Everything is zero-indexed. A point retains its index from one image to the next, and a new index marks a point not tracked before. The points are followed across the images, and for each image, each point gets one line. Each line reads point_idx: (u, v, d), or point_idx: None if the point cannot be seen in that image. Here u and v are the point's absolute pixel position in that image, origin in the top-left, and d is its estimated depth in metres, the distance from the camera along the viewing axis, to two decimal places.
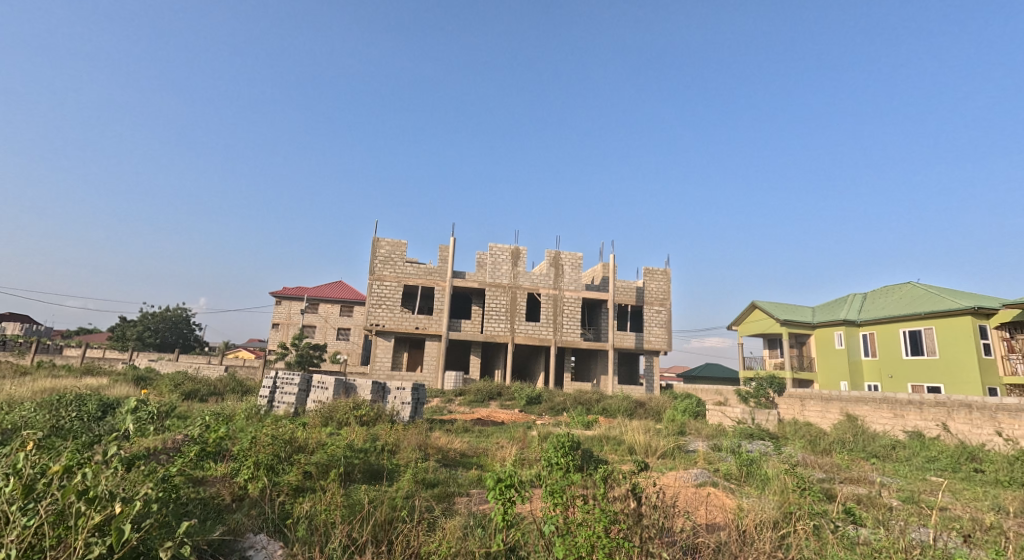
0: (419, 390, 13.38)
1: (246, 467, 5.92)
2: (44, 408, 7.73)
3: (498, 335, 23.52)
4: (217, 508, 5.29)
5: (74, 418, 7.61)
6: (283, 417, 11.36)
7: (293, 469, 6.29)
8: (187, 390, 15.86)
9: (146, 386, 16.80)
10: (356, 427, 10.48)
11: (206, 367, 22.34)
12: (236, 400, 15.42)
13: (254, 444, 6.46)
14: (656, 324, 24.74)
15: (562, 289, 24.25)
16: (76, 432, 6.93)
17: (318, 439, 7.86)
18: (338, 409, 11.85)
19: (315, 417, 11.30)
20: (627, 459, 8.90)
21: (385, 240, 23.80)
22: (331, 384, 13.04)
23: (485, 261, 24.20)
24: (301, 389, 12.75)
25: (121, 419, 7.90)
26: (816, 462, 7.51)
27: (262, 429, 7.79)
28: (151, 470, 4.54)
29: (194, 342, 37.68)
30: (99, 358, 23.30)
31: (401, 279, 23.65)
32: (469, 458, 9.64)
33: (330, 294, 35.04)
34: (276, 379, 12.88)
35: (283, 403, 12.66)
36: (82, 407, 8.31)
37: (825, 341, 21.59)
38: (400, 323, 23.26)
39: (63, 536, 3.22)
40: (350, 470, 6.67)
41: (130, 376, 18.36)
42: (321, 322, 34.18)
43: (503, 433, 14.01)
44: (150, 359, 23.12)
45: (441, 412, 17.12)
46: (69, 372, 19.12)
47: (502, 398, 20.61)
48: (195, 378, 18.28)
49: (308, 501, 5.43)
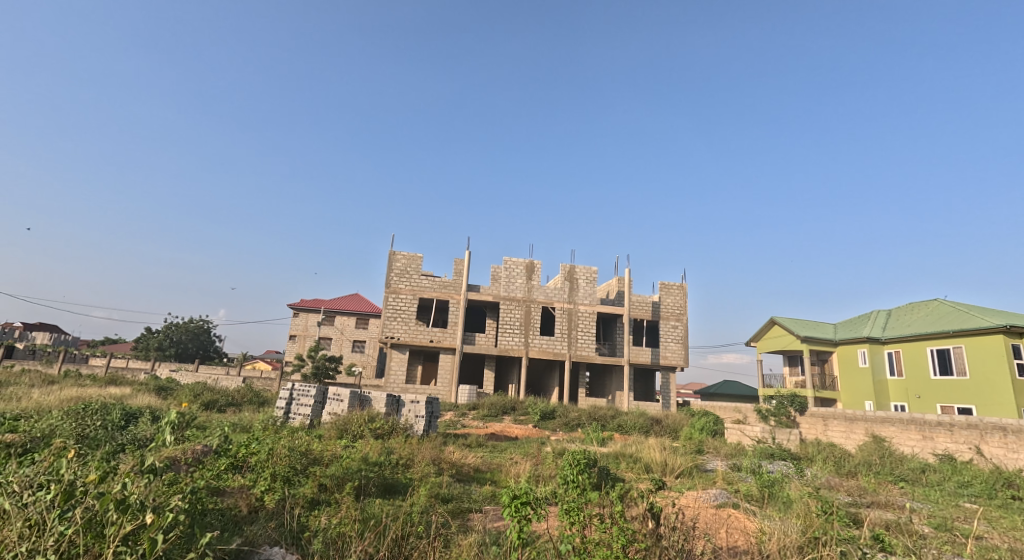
0: (433, 403, 13.35)
1: (264, 479, 5.95)
2: (71, 417, 7.89)
3: (512, 349, 23.45)
4: (234, 519, 5.30)
5: (99, 426, 7.72)
6: (299, 429, 11.44)
7: (309, 481, 6.31)
8: (206, 401, 16.05)
9: (166, 396, 17.04)
10: (369, 441, 10.40)
11: (224, 378, 22.57)
12: (253, 411, 15.54)
13: (271, 457, 6.54)
14: (672, 340, 24.45)
15: (577, 303, 24.15)
16: (101, 440, 7.05)
17: (333, 452, 7.86)
18: (353, 421, 11.88)
19: (331, 431, 11.31)
20: (644, 478, 8.77)
21: (401, 253, 24.00)
22: (347, 397, 13.12)
23: (500, 274, 24.26)
24: (317, 401, 12.78)
25: (144, 428, 8.05)
26: (842, 484, 7.31)
27: (277, 440, 7.82)
28: (174, 486, 4.59)
29: (214, 353, 38.20)
30: (122, 367, 23.73)
31: (417, 292, 23.78)
32: (483, 473, 9.59)
33: (346, 306, 35.33)
34: (292, 390, 12.97)
35: (299, 415, 12.75)
36: (106, 416, 8.46)
37: (848, 359, 21.15)
38: (415, 336, 23.34)
39: (93, 544, 3.25)
40: (365, 483, 6.66)
41: (153, 386, 18.61)
42: (337, 334, 34.45)
43: (516, 449, 13.88)
44: (172, 369, 23.44)
45: (455, 426, 17.08)
46: (94, 381, 19.47)
47: (516, 412, 20.50)
48: (213, 388, 18.44)
49: (324, 514, 5.43)
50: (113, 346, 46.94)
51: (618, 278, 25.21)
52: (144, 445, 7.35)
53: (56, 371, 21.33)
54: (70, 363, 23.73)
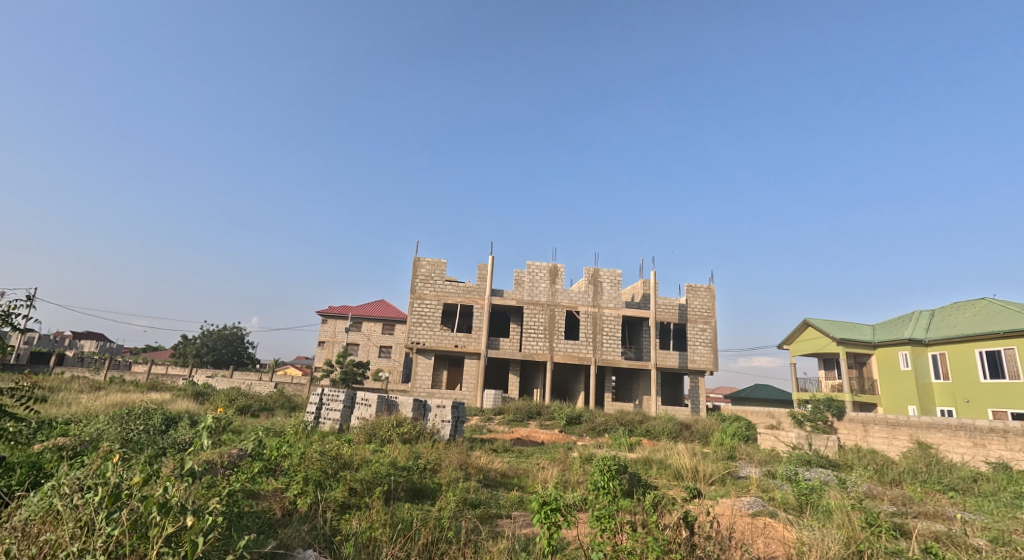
0: (459, 408, 13.34)
1: (296, 483, 6.01)
2: (118, 421, 8.16)
3: (536, 353, 23.34)
4: (269, 521, 5.36)
5: (143, 430, 7.96)
6: (329, 433, 11.60)
7: (340, 485, 6.37)
8: (241, 406, 16.39)
9: (203, 402, 17.49)
10: (397, 445, 10.44)
11: (258, 384, 23.07)
12: (286, 415, 15.79)
13: (303, 461, 6.64)
14: (701, 343, 24.02)
15: (601, 307, 23.93)
16: (144, 443, 7.26)
17: (363, 456, 7.91)
18: (381, 425, 11.97)
19: (361, 434, 11.40)
20: (676, 485, 8.60)
21: (425, 259, 24.18)
22: (374, 401, 13.23)
23: (523, 278, 24.25)
24: (345, 405, 12.96)
25: (184, 432, 8.26)
26: (885, 493, 7.02)
27: (308, 444, 7.90)
28: (212, 488, 4.69)
29: (248, 359, 39.09)
30: (161, 373, 24.47)
31: (441, 298, 23.92)
32: (510, 478, 9.53)
33: (372, 312, 35.76)
34: (322, 395, 13.15)
35: (328, 419, 12.92)
36: (149, 420, 8.73)
37: (889, 362, 20.47)
38: (440, 341, 23.44)
39: (139, 544, 3.35)
40: (394, 487, 6.69)
41: (191, 391, 19.16)
42: (364, 339, 34.87)
43: (543, 454, 13.78)
44: (208, 375, 24.03)
45: (481, 431, 17.05)
46: (138, 387, 20.19)
47: (542, 417, 20.39)
48: (248, 394, 18.86)
49: (355, 517, 5.47)
50: (155, 354, 48.40)
51: (643, 280, 24.90)
52: (183, 449, 7.53)
53: (101, 377, 22.15)
54: (114, 369, 24.62)
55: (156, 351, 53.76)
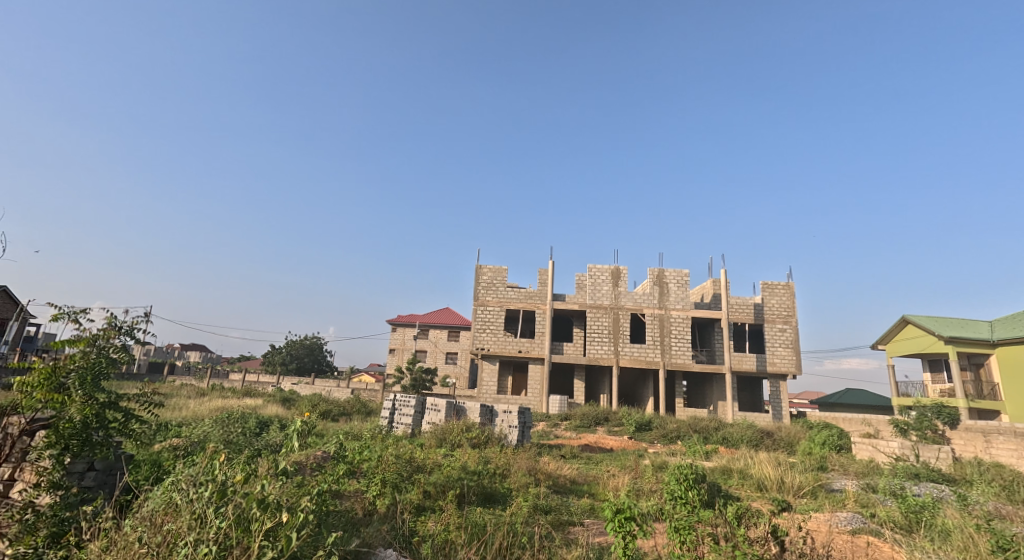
0: (525, 413, 13.18)
1: (376, 484, 6.11)
2: (221, 423, 8.72)
3: (601, 358, 22.85)
4: (352, 520, 5.44)
5: (241, 432, 8.46)
6: (402, 438, 11.84)
7: (414, 488, 6.48)
8: (322, 410, 17.16)
9: (289, 407, 18.46)
10: (466, 449, 10.44)
11: (336, 390, 24.08)
12: (362, 420, 16.37)
13: (381, 463, 6.78)
14: (781, 345, 22.63)
15: (668, 308, 23.10)
16: (242, 445, 7.66)
17: (436, 460, 7.94)
18: (451, 430, 12.05)
19: (433, 439, 11.52)
20: (760, 496, 8.03)
21: (487, 266, 24.36)
22: (443, 406, 13.36)
23: (584, 282, 23.90)
24: (416, 411, 13.16)
25: (275, 435, 8.72)
26: (1014, 514, 6.16)
27: (385, 447, 8.03)
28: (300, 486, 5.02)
29: (327, 367, 40.97)
30: (253, 380, 26.14)
31: (503, 304, 23.96)
32: (580, 485, 9.27)
33: (438, 320, 36.48)
34: (394, 400, 13.45)
35: (400, 424, 13.17)
36: (246, 423, 9.29)
37: (1018, 364, 18.40)
38: (504, 346, 23.46)
39: (242, 537, 3.70)
40: (466, 492, 6.63)
41: (279, 397, 20.32)
42: (431, 346, 35.61)
43: (613, 461, 13.36)
44: (294, 382, 25.32)
45: (548, 437, 16.84)
46: (234, 392, 21.74)
47: (609, 423, 19.89)
48: (328, 399, 19.75)
49: (431, 520, 5.44)
50: (248, 362, 51.93)
51: (713, 280, 23.79)
52: (276, 451, 7.91)
53: (202, 385, 24.00)
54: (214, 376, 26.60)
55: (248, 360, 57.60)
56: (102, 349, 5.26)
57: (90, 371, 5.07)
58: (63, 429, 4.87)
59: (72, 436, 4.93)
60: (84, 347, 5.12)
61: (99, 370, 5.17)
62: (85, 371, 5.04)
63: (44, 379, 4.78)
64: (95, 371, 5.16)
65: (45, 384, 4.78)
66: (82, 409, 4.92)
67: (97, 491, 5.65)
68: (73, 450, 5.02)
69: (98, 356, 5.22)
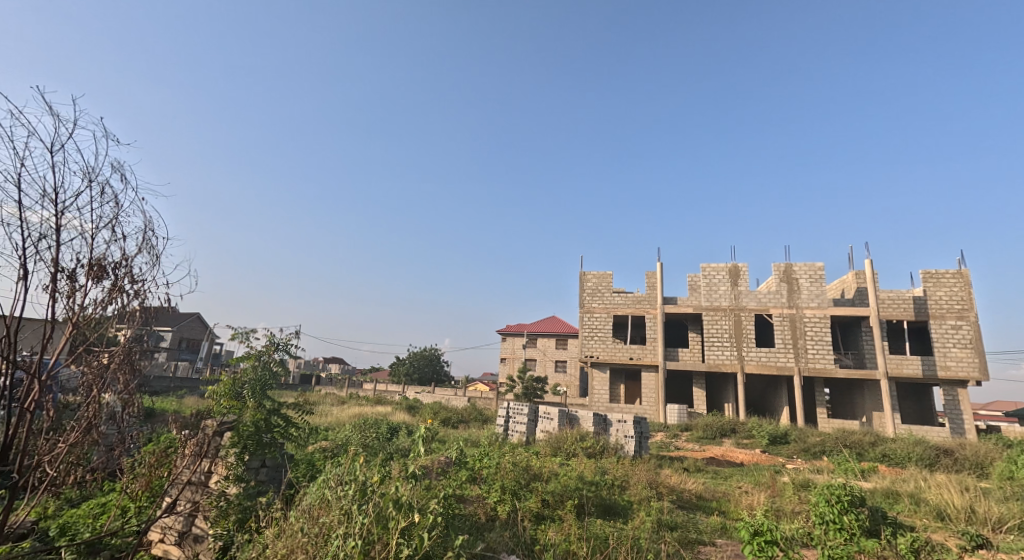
0: (641, 423, 12.22)
1: (495, 490, 5.93)
2: (358, 429, 9.34)
3: (723, 364, 21.12)
4: (476, 526, 5.30)
5: (375, 437, 8.92)
6: (517, 446, 11.67)
7: (533, 495, 6.10)
8: (443, 417, 17.68)
9: (414, 414, 19.28)
10: (582, 459, 9.93)
11: (455, 397, 24.80)
12: (482, 427, 16.58)
13: (500, 469, 6.52)
14: (953, 345, 19.30)
15: (801, 307, 20.76)
16: (375, 449, 7.93)
17: (552, 468, 7.51)
18: (565, 439, 11.61)
19: (547, 447, 11.20)
20: (942, 530, 6.60)
21: (591, 272, 23.76)
22: (556, 415, 12.96)
23: (698, 283, 22.36)
24: (530, 419, 12.90)
25: (404, 439, 8.96)
26: None
27: (503, 455, 7.74)
28: (431, 490, 5.33)
29: (446, 377, 42.58)
30: (381, 389, 27.79)
31: (610, 310, 23.11)
32: (708, 502, 8.33)
33: (547, 329, 36.30)
34: (509, 408, 13.36)
35: (516, 432, 12.99)
36: (383, 429, 9.87)
37: None
38: (614, 354, 22.56)
39: (381, 533, 4.22)
40: (585, 502, 6.17)
41: (406, 404, 21.39)
42: (541, 355, 35.46)
43: (745, 477, 11.99)
44: (418, 390, 26.53)
45: (667, 448, 15.71)
46: (369, 400, 23.35)
47: (737, 435, 18.20)
48: (448, 406, 20.39)
49: (552, 529, 5.14)
50: (378, 373, 55.75)
51: (856, 272, 20.97)
52: (405, 455, 8.02)
53: (340, 394, 26.05)
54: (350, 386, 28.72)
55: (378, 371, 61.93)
56: (266, 366, 7.28)
57: (258, 381, 6.98)
58: (243, 431, 6.48)
59: (247, 435, 6.51)
60: (254, 363, 7.24)
61: (264, 380, 7.05)
62: (255, 381, 6.96)
63: (229, 388, 6.80)
64: (262, 382, 7.06)
65: (229, 391, 6.78)
66: (254, 412, 6.66)
67: (270, 482, 7.02)
68: (250, 449, 6.56)
69: (264, 370, 7.21)
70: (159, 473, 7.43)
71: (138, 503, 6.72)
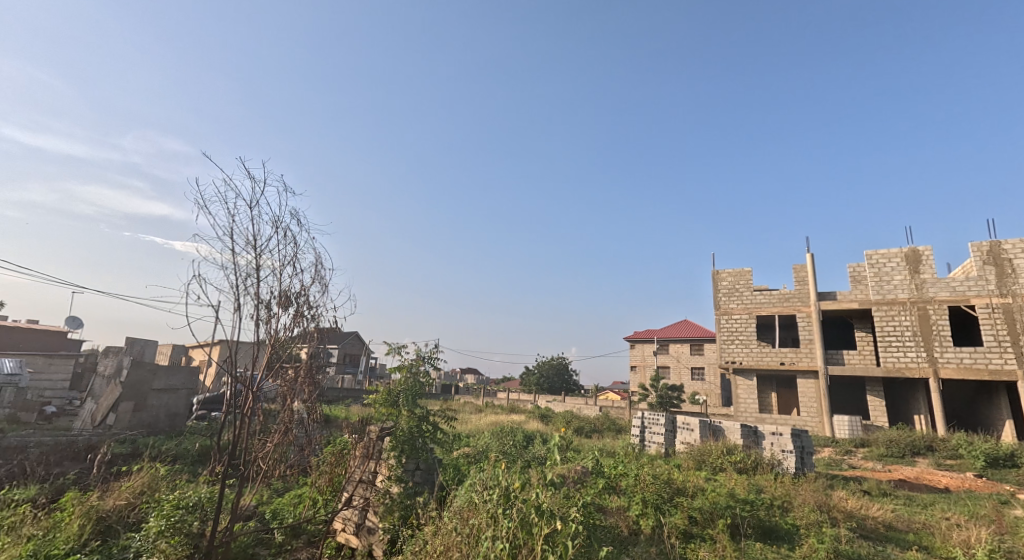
0: (803, 437, 10.19)
1: (636, 504, 6.28)
2: (501, 436, 9.63)
3: (907, 369, 17.57)
4: (622, 540, 5.73)
5: (515, 444, 9.04)
6: (657, 458, 10.51)
7: (678, 512, 6.33)
8: (575, 426, 16.84)
9: (547, 422, 18.69)
10: (733, 475, 8.66)
11: (586, 407, 23.78)
12: (617, 437, 15.43)
13: (639, 481, 6.68)
14: None
15: (1015, 295, 16.59)
16: (515, 456, 7.86)
17: (698, 485, 7.27)
18: (709, 451, 10.19)
19: (690, 460, 9.91)
20: None
21: (725, 271, 21.34)
22: (697, 425, 11.41)
23: (863, 273, 18.97)
24: (668, 429, 11.64)
25: (541, 448, 8.69)
26: None
27: (643, 467, 7.62)
28: (570, 498, 5.31)
29: (576, 386, 41.64)
30: (514, 397, 27.67)
31: (752, 310, 20.48)
32: (906, 535, 6.53)
33: (680, 333, 33.78)
34: (644, 418, 12.30)
35: (653, 443, 11.81)
36: (518, 437, 9.83)
37: None
38: (761, 359, 19.88)
39: (526, 538, 4.50)
40: (739, 523, 6.23)
41: (537, 413, 20.89)
42: (674, 362, 33.04)
43: (956, 507, 9.27)
44: (548, 399, 25.98)
45: (838, 467, 13.12)
46: (501, 409, 23.26)
47: (935, 454, 14.82)
48: (580, 416, 19.49)
49: (703, 550, 5.54)
50: (509, 382, 56.65)
51: None
52: (542, 463, 7.49)
53: (476, 402, 26.42)
54: (486, 393, 29.04)
55: (510, 380, 62.85)
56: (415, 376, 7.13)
57: (411, 390, 6.96)
58: (399, 434, 6.79)
59: (404, 439, 6.78)
60: (406, 373, 7.12)
61: (414, 389, 6.98)
62: (407, 391, 6.96)
63: (386, 397, 6.91)
64: (413, 391, 7.03)
65: (386, 401, 6.88)
66: (407, 418, 6.85)
67: (424, 486, 6.86)
68: (406, 452, 6.78)
69: (414, 379, 7.11)
70: (339, 471, 7.40)
71: (323, 495, 7.21)
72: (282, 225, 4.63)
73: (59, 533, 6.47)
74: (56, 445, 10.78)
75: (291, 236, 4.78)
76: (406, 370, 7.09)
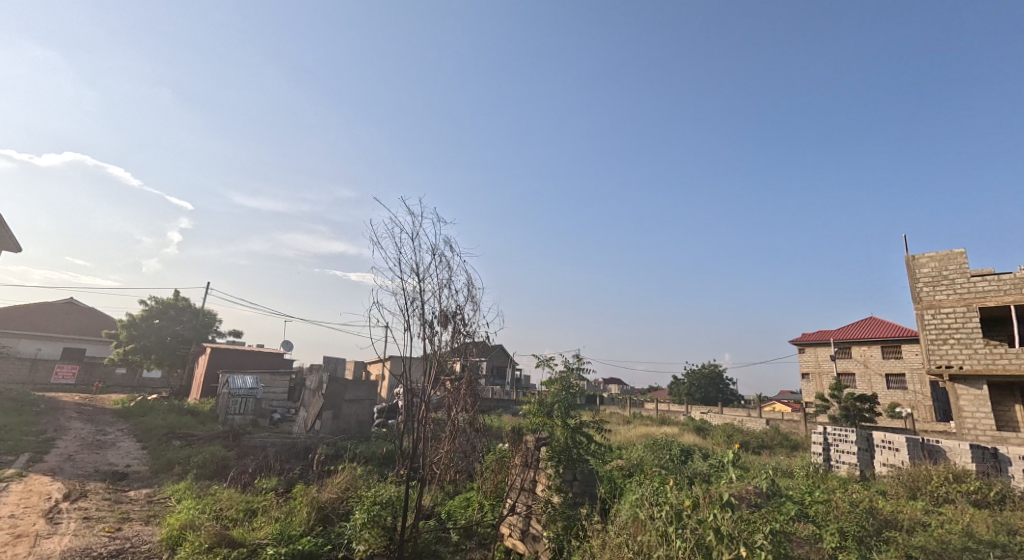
0: None
1: (831, 534, 5.70)
2: (653, 450, 9.57)
3: None
4: None
5: (670, 459, 8.92)
6: (850, 482, 9.37)
7: (889, 548, 5.72)
8: (741, 442, 15.39)
9: (708, 436, 17.38)
10: (964, 509, 7.50)
11: (750, 420, 21.54)
12: (796, 455, 13.69)
13: (832, 510, 6.23)
14: None
15: None
16: (674, 471, 7.82)
17: (912, 516, 6.90)
18: (926, 478, 8.76)
19: (900, 486, 8.65)
20: None
21: (924, 255, 15.05)
22: (903, 446, 9.97)
23: None
24: (862, 449, 10.38)
25: (702, 464, 8.52)
26: None
27: (834, 492, 7.54)
28: (752, 524, 5.07)
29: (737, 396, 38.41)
30: (668, 408, 26.23)
31: (975, 300, 14.13)
32: None
33: (865, 335, 29.41)
34: (827, 434, 11.10)
35: (843, 464, 10.64)
36: (672, 450, 9.68)
37: None
38: (996, 365, 13.47)
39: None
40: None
41: (693, 426, 19.52)
42: (861, 367, 28.79)
43: None
44: (704, 411, 24.18)
45: None
46: (652, 421, 22.17)
47: None
48: (745, 430, 17.82)
49: None
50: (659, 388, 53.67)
51: None
52: (705, 480, 7.60)
53: (627, 413, 25.61)
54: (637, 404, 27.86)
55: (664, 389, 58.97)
56: (569, 388, 7.07)
57: (564, 402, 6.97)
58: (555, 446, 6.76)
59: (560, 451, 6.72)
60: (559, 385, 7.10)
61: (568, 400, 7.00)
62: (561, 402, 6.97)
63: (539, 408, 7.13)
64: (567, 403, 7.03)
65: (540, 412, 7.09)
66: (562, 431, 6.83)
67: (584, 499, 6.60)
68: (563, 464, 6.70)
69: (567, 392, 7.06)
70: (501, 477, 7.87)
71: (491, 500, 7.52)
72: (436, 252, 5.22)
73: (293, 518, 7.51)
74: (283, 448, 12.67)
75: (445, 260, 5.45)
76: (560, 382, 7.09)
